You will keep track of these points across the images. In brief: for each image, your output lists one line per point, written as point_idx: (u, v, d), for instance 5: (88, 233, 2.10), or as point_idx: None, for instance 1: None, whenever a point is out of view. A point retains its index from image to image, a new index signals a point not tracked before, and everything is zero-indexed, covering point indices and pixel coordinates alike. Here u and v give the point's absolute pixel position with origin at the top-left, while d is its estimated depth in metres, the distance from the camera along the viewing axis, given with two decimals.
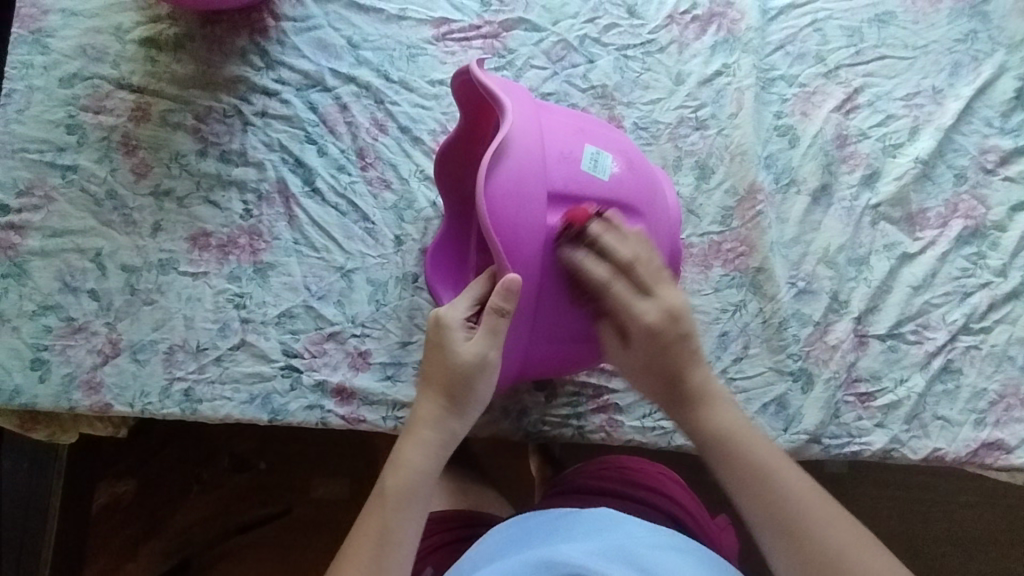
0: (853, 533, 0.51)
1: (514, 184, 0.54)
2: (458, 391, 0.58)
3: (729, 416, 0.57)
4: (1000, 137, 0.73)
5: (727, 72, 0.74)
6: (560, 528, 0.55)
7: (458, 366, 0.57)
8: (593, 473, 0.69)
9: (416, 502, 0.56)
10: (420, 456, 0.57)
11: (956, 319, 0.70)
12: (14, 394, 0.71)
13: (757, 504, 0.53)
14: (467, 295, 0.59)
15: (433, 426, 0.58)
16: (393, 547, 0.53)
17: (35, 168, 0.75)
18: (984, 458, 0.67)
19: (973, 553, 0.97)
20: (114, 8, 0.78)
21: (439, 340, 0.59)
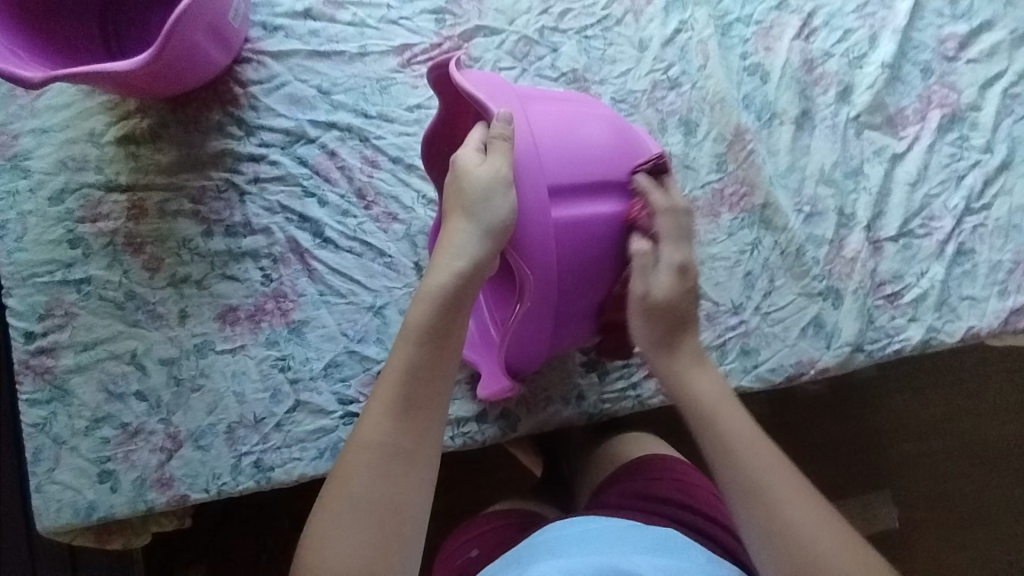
0: (795, 484, 0.52)
1: (487, 82, 0.61)
2: (474, 222, 0.56)
3: (714, 388, 0.58)
4: (954, 23, 0.76)
5: (685, 28, 0.76)
6: (623, 536, 0.56)
7: (472, 196, 0.56)
8: (653, 495, 0.66)
9: (443, 337, 0.55)
10: (445, 290, 0.56)
11: (957, 203, 0.73)
12: (91, 510, 0.72)
13: (720, 459, 0.54)
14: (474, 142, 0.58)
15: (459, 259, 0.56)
16: (422, 383, 0.54)
17: (49, 289, 0.76)
18: (1015, 324, 0.71)
19: (993, 418, 1.05)
20: (82, 115, 0.79)
21: (455, 178, 0.57)
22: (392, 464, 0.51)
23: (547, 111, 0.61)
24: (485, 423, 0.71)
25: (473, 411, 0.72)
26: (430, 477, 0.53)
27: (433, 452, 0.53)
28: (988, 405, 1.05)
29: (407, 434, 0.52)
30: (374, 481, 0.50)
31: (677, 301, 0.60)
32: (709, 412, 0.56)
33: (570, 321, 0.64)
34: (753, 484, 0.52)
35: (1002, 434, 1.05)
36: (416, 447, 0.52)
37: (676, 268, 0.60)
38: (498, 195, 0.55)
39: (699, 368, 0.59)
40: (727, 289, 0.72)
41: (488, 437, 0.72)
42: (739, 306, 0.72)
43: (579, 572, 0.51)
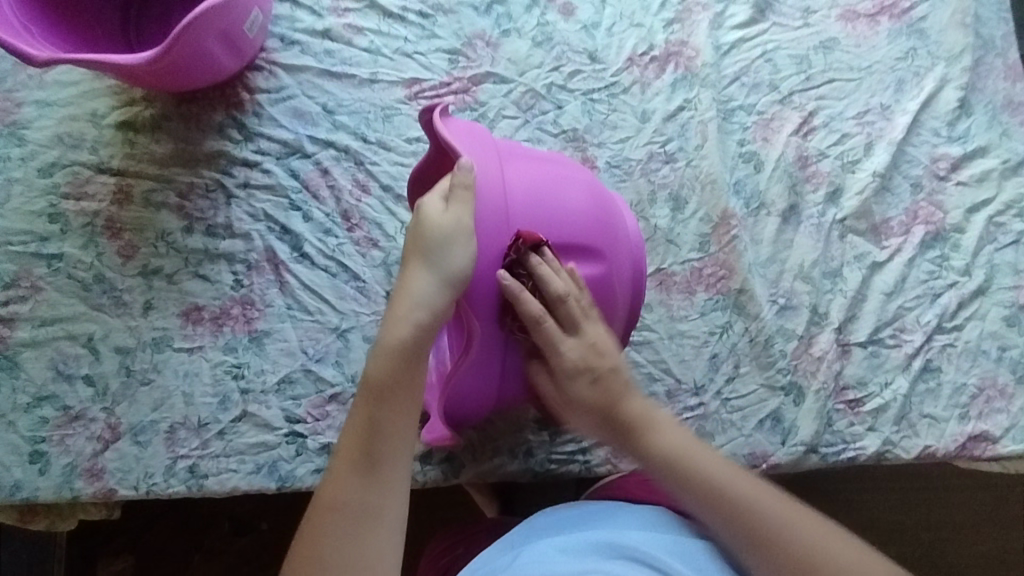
0: (777, 503, 0.56)
1: (469, 134, 0.60)
2: (434, 270, 0.55)
3: (675, 439, 0.60)
4: (949, 145, 0.78)
5: (689, 107, 0.78)
6: (617, 513, 0.60)
7: (431, 247, 0.55)
8: (637, 483, 0.67)
9: (407, 394, 0.56)
10: (405, 347, 0.56)
11: (929, 320, 0.73)
12: (14, 490, 0.70)
13: (698, 495, 0.57)
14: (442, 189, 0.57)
15: (413, 311, 0.56)
16: (387, 439, 0.54)
17: (20, 259, 0.75)
18: (971, 450, 0.70)
19: (971, 536, 1.00)
20: (88, 94, 0.80)
21: (419, 223, 0.57)
22: (359, 524, 0.52)
23: (523, 165, 0.61)
24: (428, 464, 0.70)
25: (418, 449, 0.71)
26: (397, 532, 0.53)
27: (400, 507, 0.54)
28: (966, 521, 1.00)
29: (372, 493, 0.53)
30: (344, 540, 0.51)
31: (598, 385, 0.62)
32: (676, 469, 0.58)
33: (522, 374, 0.63)
34: (739, 515, 0.55)
35: (969, 555, 1.00)
36: (381, 508, 0.52)
37: (591, 343, 0.61)
38: (458, 248, 0.55)
39: (646, 428, 0.61)
40: (691, 368, 0.72)
41: (428, 480, 0.71)
42: (700, 387, 0.72)
43: (576, 548, 0.55)
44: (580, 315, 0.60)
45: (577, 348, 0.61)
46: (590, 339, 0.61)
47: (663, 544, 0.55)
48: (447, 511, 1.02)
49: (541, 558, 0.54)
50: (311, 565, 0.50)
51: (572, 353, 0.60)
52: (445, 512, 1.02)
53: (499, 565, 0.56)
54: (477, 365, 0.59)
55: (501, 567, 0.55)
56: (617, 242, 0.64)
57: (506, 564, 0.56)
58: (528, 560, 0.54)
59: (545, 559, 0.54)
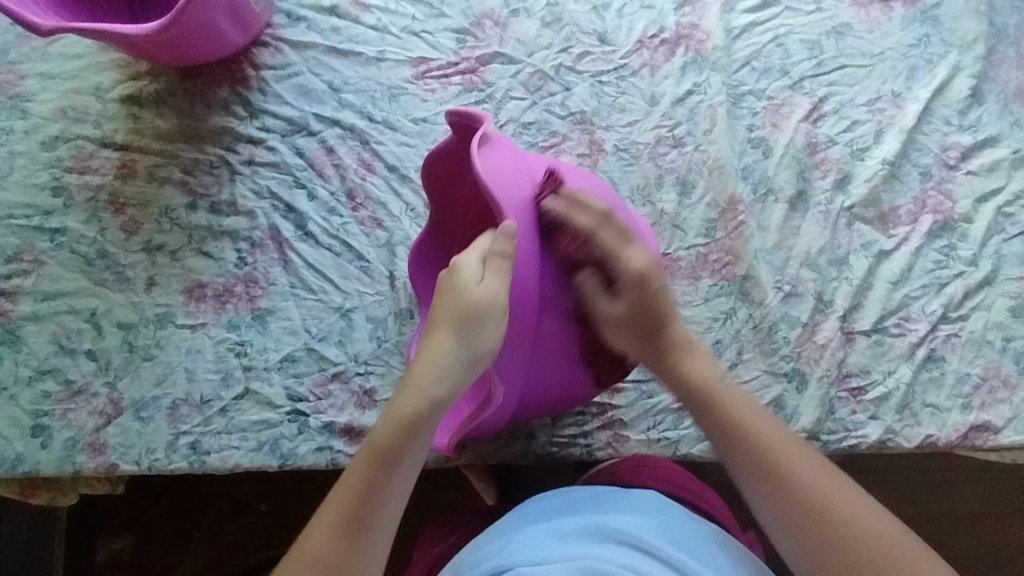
0: (817, 465, 0.53)
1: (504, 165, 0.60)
2: (461, 337, 0.56)
3: (704, 369, 0.61)
4: (959, 134, 0.77)
5: (698, 91, 0.77)
6: (611, 499, 0.60)
7: (464, 295, 0.56)
8: (632, 467, 0.68)
9: (443, 393, 0.56)
10: (454, 316, 0.56)
11: (935, 310, 0.73)
12: (16, 462, 0.70)
13: (723, 429, 0.57)
14: (481, 249, 0.58)
15: (467, 289, 0.56)
16: (410, 437, 0.54)
17: (23, 233, 0.75)
18: (973, 440, 0.70)
19: (971, 527, 1.00)
20: (92, 68, 0.79)
21: (451, 271, 0.58)
22: (347, 529, 0.51)
23: (550, 199, 0.62)
24: None
25: None
26: (382, 553, 0.52)
27: (392, 522, 0.53)
28: (966, 511, 1.00)
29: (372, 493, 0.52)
30: (333, 546, 0.51)
31: (640, 305, 0.61)
32: (704, 391, 0.59)
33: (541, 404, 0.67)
34: (763, 456, 0.54)
35: (963, 546, 1.00)
36: (375, 514, 0.52)
37: (641, 270, 0.61)
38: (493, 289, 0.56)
39: (685, 352, 0.62)
40: None
41: (430, 460, 0.71)
42: None
43: (568, 534, 0.56)
44: (625, 239, 0.62)
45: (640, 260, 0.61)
46: (637, 272, 0.61)
47: (654, 528, 0.56)
48: (445, 496, 1.02)
49: (534, 544, 0.55)
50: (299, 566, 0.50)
51: (635, 263, 0.61)
52: (444, 497, 1.02)
53: (490, 550, 0.56)
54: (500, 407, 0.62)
55: (493, 552, 0.56)
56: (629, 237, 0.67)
57: (497, 549, 0.56)
58: (519, 547, 0.55)
59: (537, 546, 0.55)
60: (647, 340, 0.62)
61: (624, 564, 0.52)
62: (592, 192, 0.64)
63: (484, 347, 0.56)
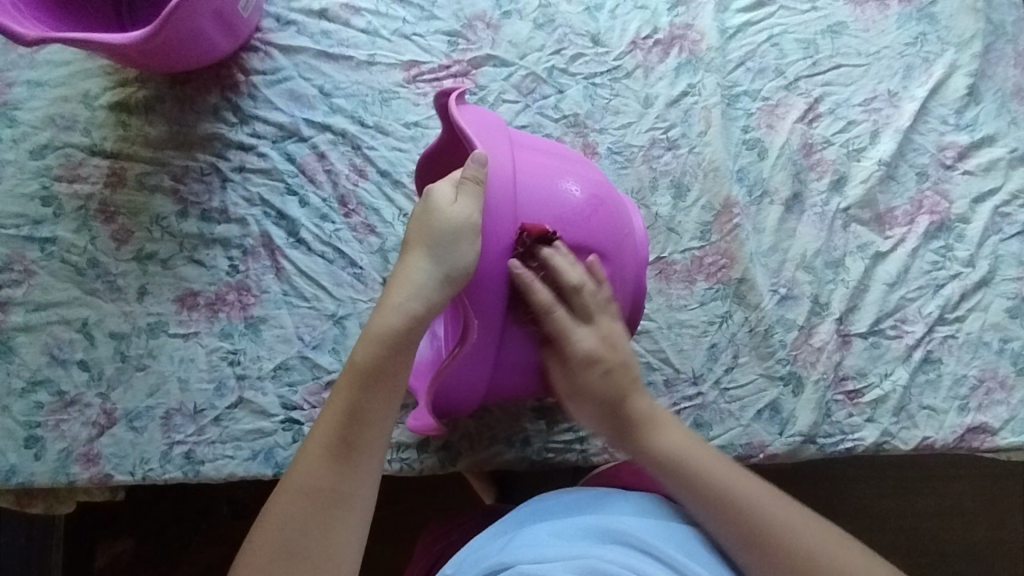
0: (787, 504, 0.57)
1: (481, 123, 0.58)
2: (434, 261, 0.54)
3: (673, 440, 0.61)
4: (956, 133, 0.77)
5: (693, 92, 0.76)
6: (614, 499, 0.60)
7: (438, 236, 0.54)
8: (634, 472, 0.68)
9: (420, 312, 0.55)
10: (428, 237, 0.54)
11: (932, 311, 0.73)
12: (10, 474, 0.70)
13: (702, 501, 0.58)
14: (453, 180, 0.55)
15: (438, 210, 0.54)
16: (390, 357, 0.55)
17: (13, 243, 0.75)
18: (970, 442, 0.70)
19: (969, 525, 1.00)
20: (80, 74, 0.78)
21: (428, 208, 0.55)
22: (336, 452, 0.54)
23: (532, 161, 0.59)
24: (426, 452, 0.70)
25: (415, 437, 0.70)
26: (372, 475, 0.55)
27: (378, 447, 0.55)
28: (964, 509, 1.00)
29: (359, 417, 0.54)
30: (323, 468, 0.53)
31: (601, 387, 0.62)
32: (677, 467, 0.59)
33: (516, 376, 0.63)
34: (761, 532, 0.55)
35: (962, 544, 1.00)
36: (362, 439, 0.54)
37: (601, 337, 0.61)
38: (465, 242, 0.53)
39: (655, 425, 0.62)
40: (689, 357, 0.71)
41: (425, 467, 0.70)
42: (698, 377, 0.71)
43: (568, 533, 0.56)
44: (595, 309, 0.60)
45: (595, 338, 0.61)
46: (601, 338, 0.61)
47: (654, 529, 0.57)
48: (444, 499, 1.02)
49: (534, 544, 0.55)
50: (293, 490, 0.53)
51: (583, 344, 0.60)
52: (441, 500, 1.02)
53: (490, 550, 0.57)
54: (468, 363, 0.58)
55: (493, 551, 0.56)
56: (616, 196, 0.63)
57: (497, 547, 0.57)
58: (520, 547, 0.55)
59: (538, 545, 0.55)
60: (613, 413, 0.62)
61: (625, 565, 0.52)
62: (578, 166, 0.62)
63: (457, 267, 0.53)
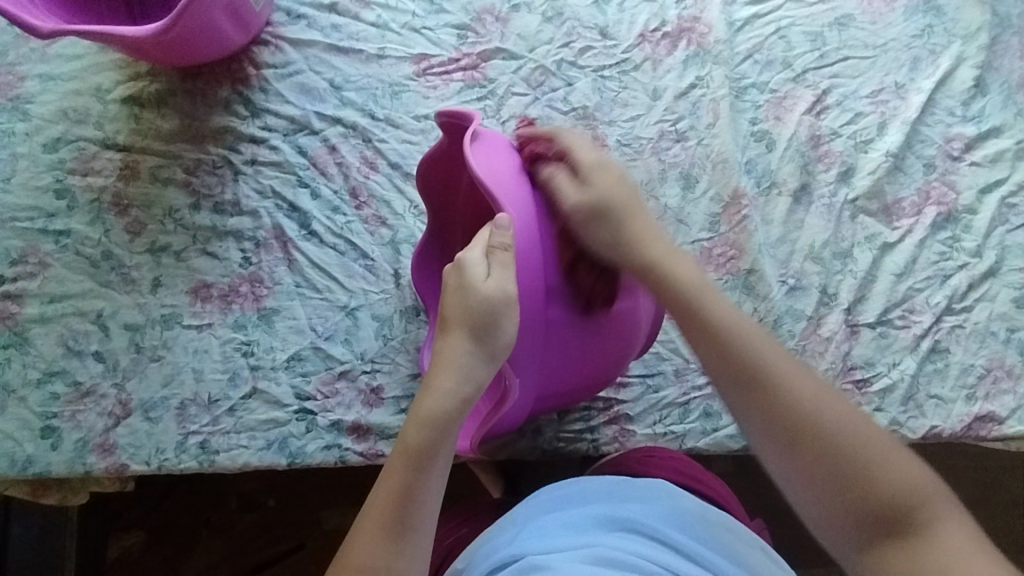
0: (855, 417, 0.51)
1: (499, 169, 0.58)
2: (477, 340, 0.55)
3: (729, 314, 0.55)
4: (963, 124, 0.77)
5: (701, 84, 0.77)
6: (620, 489, 0.60)
7: (479, 316, 0.54)
8: (639, 459, 0.67)
9: (470, 392, 0.55)
10: (467, 317, 0.54)
11: (939, 301, 0.73)
12: (27, 464, 0.71)
13: (740, 386, 0.53)
14: (482, 244, 0.55)
15: (473, 289, 0.54)
16: (445, 434, 0.54)
17: (27, 235, 0.75)
18: (977, 430, 0.70)
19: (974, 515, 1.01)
20: (92, 69, 0.79)
21: (459, 280, 0.55)
22: (390, 532, 0.50)
23: (553, 205, 0.60)
24: None
25: None
26: (425, 553, 0.52)
27: (430, 521, 0.52)
28: (969, 500, 1.01)
29: (414, 495, 0.51)
30: (379, 547, 0.50)
31: (617, 240, 0.58)
32: (717, 334, 0.54)
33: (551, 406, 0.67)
34: (794, 420, 0.51)
35: None
36: (416, 513, 0.51)
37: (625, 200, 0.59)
38: (506, 316, 0.54)
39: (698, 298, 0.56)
40: None
41: None
42: None
43: (578, 524, 0.57)
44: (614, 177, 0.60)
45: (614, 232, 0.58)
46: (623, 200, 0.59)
47: (661, 515, 0.57)
48: (452, 491, 1.02)
49: (544, 535, 0.56)
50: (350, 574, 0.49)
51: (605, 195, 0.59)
52: (450, 491, 1.02)
53: (501, 542, 0.57)
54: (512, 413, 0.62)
55: (505, 543, 0.56)
56: None
57: (509, 539, 0.57)
58: (531, 538, 0.55)
59: (549, 536, 0.55)
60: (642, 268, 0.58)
61: (636, 552, 0.52)
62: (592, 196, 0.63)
63: (501, 343, 0.55)
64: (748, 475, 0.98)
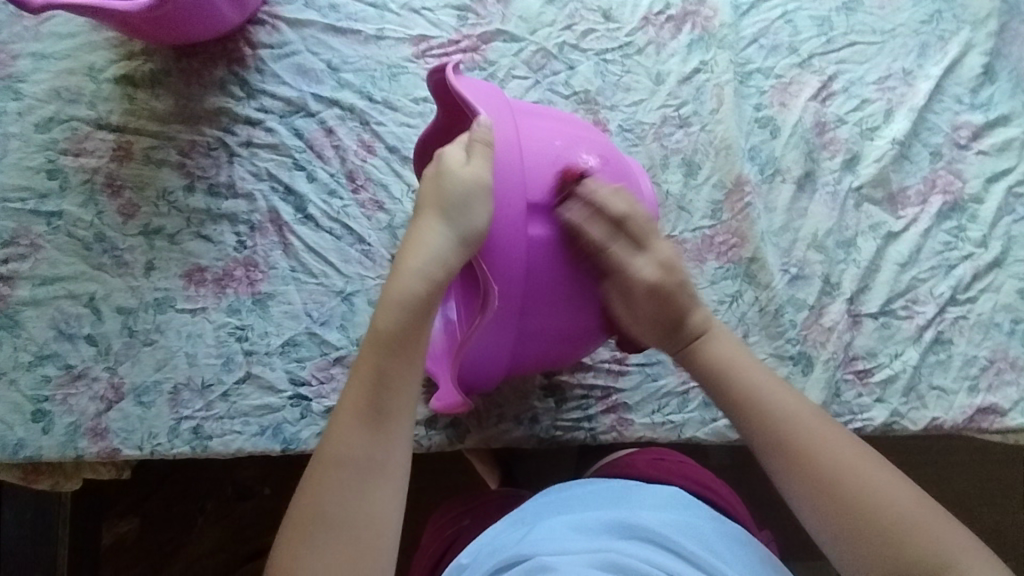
0: (853, 452, 0.51)
1: (484, 86, 0.58)
2: (448, 222, 0.52)
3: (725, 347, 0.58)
4: (970, 113, 0.76)
5: (705, 69, 0.76)
6: (629, 495, 0.59)
7: (450, 199, 0.52)
8: (649, 462, 0.67)
9: (439, 275, 0.52)
10: (439, 202, 0.53)
11: (943, 292, 0.72)
12: (18, 448, 0.70)
13: (751, 420, 0.54)
14: (461, 142, 0.54)
15: (448, 171, 0.53)
16: (415, 321, 0.52)
17: (19, 217, 0.74)
18: (980, 422, 0.69)
19: (972, 509, 1.00)
20: (85, 47, 0.77)
21: (434, 171, 0.54)
22: (368, 419, 0.50)
23: (537, 125, 0.58)
24: (434, 429, 0.70)
25: (424, 414, 0.70)
26: (407, 437, 0.52)
27: (409, 406, 0.52)
28: (967, 493, 1.00)
29: (388, 380, 0.51)
30: (357, 435, 0.50)
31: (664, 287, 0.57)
32: (725, 374, 0.56)
33: (536, 348, 0.61)
34: (789, 445, 0.52)
35: (964, 528, 1.00)
36: (391, 399, 0.51)
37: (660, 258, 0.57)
38: (477, 201, 0.52)
39: (707, 336, 0.58)
40: None
41: (434, 444, 0.70)
42: None
43: (588, 527, 0.55)
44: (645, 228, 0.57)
45: (652, 266, 0.57)
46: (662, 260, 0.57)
47: (676, 525, 0.55)
48: (450, 481, 1.02)
49: (554, 537, 0.54)
50: (329, 465, 0.49)
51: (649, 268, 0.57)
52: (447, 481, 1.02)
53: (508, 541, 0.56)
54: (489, 332, 0.56)
55: (512, 542, 0.55)
56: (623, 163, 0.63)
57: (516, 539, 0.55)
58: (539, 537, 0.54)
59: (557, 535, 0.54)
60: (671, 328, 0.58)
61: (646, 558, 0.50)
62: (582, 133, 0.61)
63: (472, 229, 0.51)
64: (745, 467, 0.97)
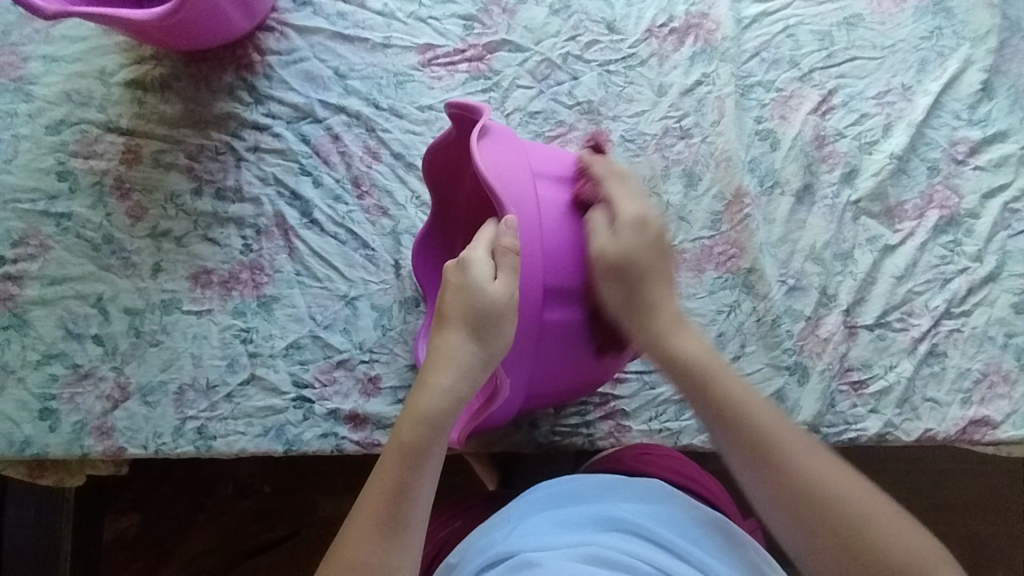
0: (817, 458, 0.53)
1: (506, 162, 0.57)
2: (475, 339, 0.55)
3: (694, 345, 0.58)
4: (968, 128, 0.77)
5: (707, 81, 0.77)
6: (613, 488, 0.60)
7: (479, 317, 0.54)
8: (636, 456, 0.68)
9: (465, 391, 0.55)
10: (467, 316, 0.55)
11: (938, 305, 0.73)
12: (24, 445, 0.71)
13: (718, 418, 0.55)
14: (486, 244, 0.55)
15: (477, 288, 0.54)
16: (437, 432, 0.54)
17: (29, 217, 0.75)
18: (972, 434, 0.70)
19: (965, 518, 1.01)
20: (96, 51, 0.79)
21: (460, 274, 0.56)
22: (384, 524, 0.52)
23: (556, 202, 0.59)
24: None
25: None
26: (418, 539, 0.53)
27: (424, 507, 0.53)
28: (960, 502, 1.01)
29: (407, 487, 0.52)
30: (373, 538, 0.51)
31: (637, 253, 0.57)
32: (694, 369, 0.56)
33: (542, 401, 0.66)
34: (752, 439, 0.54)
35: (957, 536, 1.01)
36: (411, 505, 0.52)
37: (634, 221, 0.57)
38: (503, 319, 0.54)
39: (676, 325, 0.58)
40: None
41: None
42: None
43: (575, 522, 0.56)
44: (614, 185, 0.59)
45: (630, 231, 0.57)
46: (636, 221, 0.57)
47: (660, 518, 0.56)
48: (447, 483, 1.03)
49: (542, 535, 0.54)
50: (344, 567, 0.51)
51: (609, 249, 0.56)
52: (445, 481, 1.03)
53: (496, 538, 0.56)
54: (503, 408, 0.61)
55: (500, 538, 0.56)
56: None
57: (503, 536, 0.56)
58: (526, 535, 0.55)
59: (544, 533, 0.55)
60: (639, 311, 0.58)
61: (637, 556, 0.51)
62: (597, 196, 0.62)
63: (499, 344, 0.55)
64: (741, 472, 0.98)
